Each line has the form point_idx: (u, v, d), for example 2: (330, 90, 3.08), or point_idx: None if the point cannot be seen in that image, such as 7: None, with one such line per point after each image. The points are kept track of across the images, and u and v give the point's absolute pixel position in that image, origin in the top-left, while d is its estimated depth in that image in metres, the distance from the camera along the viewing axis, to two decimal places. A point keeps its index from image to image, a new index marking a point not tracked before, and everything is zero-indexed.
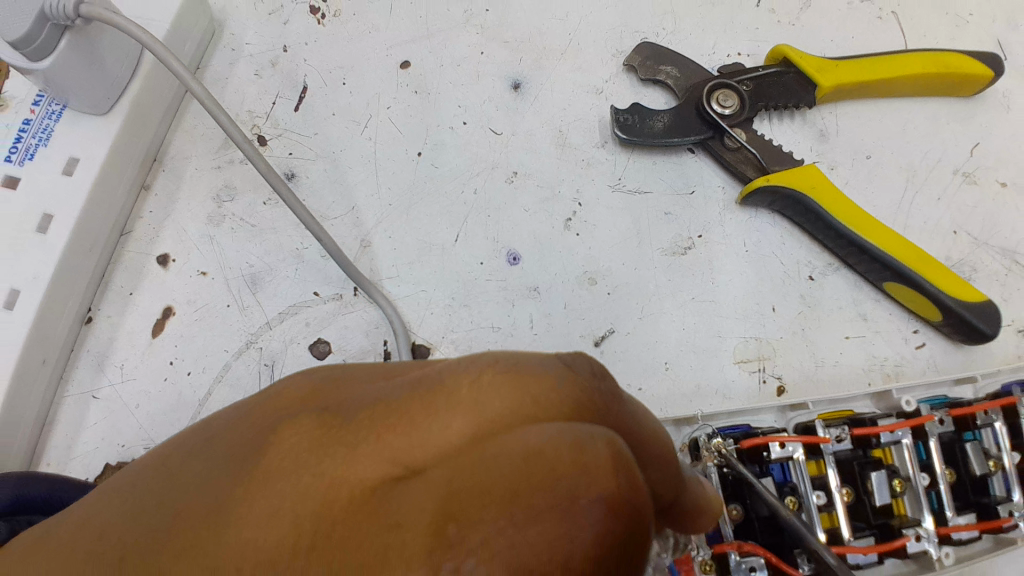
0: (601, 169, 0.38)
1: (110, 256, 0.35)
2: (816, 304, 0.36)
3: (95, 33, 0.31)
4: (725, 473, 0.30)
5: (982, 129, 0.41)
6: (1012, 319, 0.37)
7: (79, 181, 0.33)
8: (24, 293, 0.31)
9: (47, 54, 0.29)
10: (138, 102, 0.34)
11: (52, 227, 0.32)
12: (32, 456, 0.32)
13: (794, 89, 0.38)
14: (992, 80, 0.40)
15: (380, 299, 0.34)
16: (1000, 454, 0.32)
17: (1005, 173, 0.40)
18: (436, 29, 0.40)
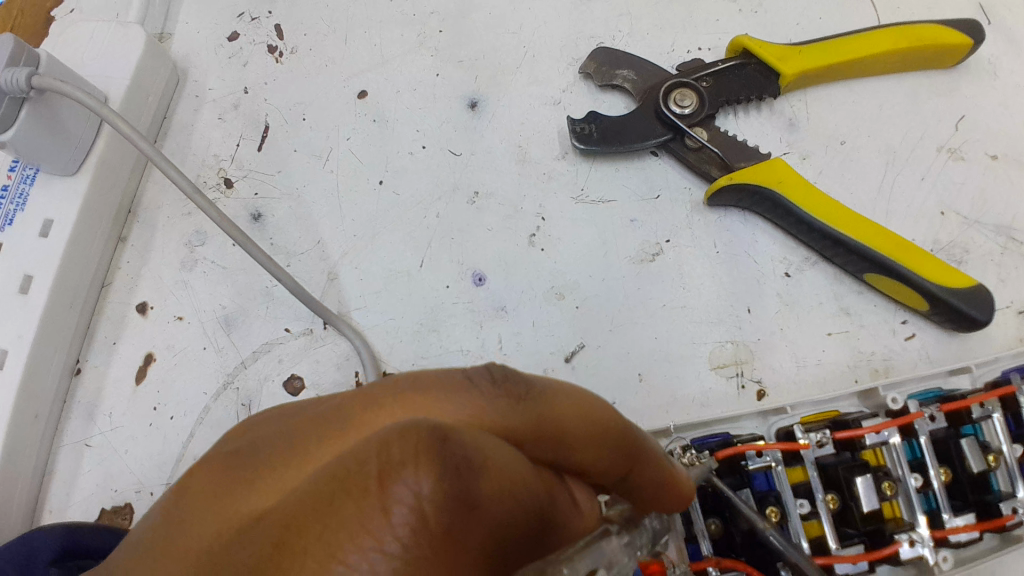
0: (563, 181, 0.37)
1: (93, 308, 0.37)
2: (795, 301, 0.35)
3: (53, 102, 0.33)
4: (702, 487, 0.29)
5: (966, 101, 0.38)
6: (1010, 301, 0.35)
7: (55, 241, 0.34)
8: (12, 352, 0.33)
9: (9, 126, 0.31)
10: (105, 160, 0.36)
11: (33, 287, 0.34)
12: (34, 505, 0.34)
13: (757, 80, 0.37)
14: (974, 48, 0.37)
15: (347, 330, 0.34)
16: (1001, 447, 0.30)
17: (994, 145, 0.38)
18: (391, 55, 0.40)
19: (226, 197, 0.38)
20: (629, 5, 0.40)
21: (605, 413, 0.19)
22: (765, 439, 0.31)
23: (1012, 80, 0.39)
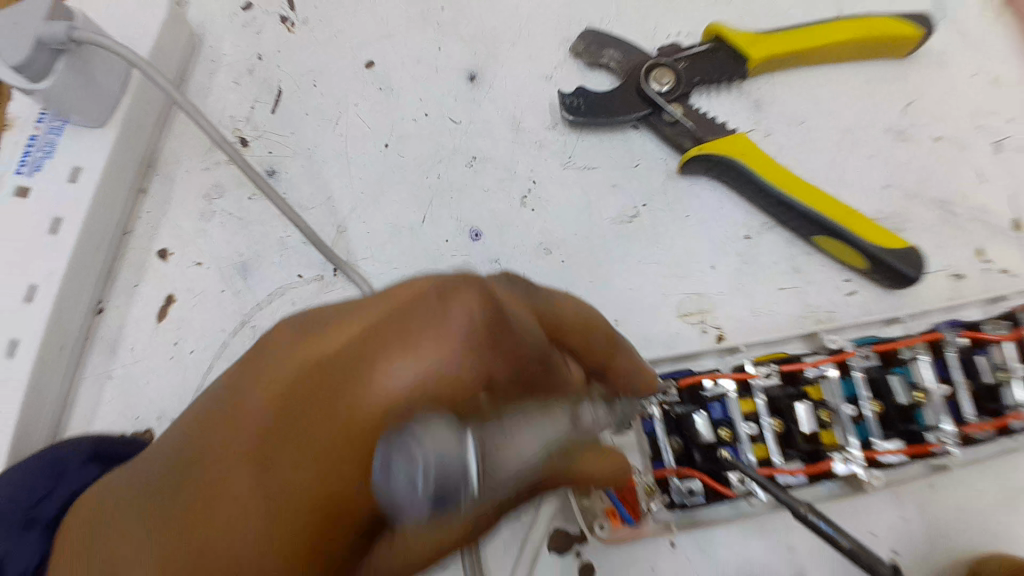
0: (552, 149, 0.41)
1: (115, 253, 0.39)
2: (754, 260, 0.39)
3: (87, 56, 0.35)
4: (667, 410, 0.34)
5: (910, 91, 0.43)
6: (938, 265, 0.40)
7: (83, 187, 0.37)
8: (42, 288, 0.35)
9: (47, 76, 0.34)
10: (130, 114, 0.38)
11: (61, 229, 0.36)
12: (60, 430, 0.37)
13: (727, 64, 0.41)
14: (919, 42, 0.42)
15: (356, 277, 0.37)
16: (930, 386, 0.35)
17: (932, 130, 0.43)
18: (397, 30, 0.44)
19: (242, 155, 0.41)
20: None
21: (595, 321, 0.25)
22: (720, 372, 0.35)
23: (951, 74, 0.44)
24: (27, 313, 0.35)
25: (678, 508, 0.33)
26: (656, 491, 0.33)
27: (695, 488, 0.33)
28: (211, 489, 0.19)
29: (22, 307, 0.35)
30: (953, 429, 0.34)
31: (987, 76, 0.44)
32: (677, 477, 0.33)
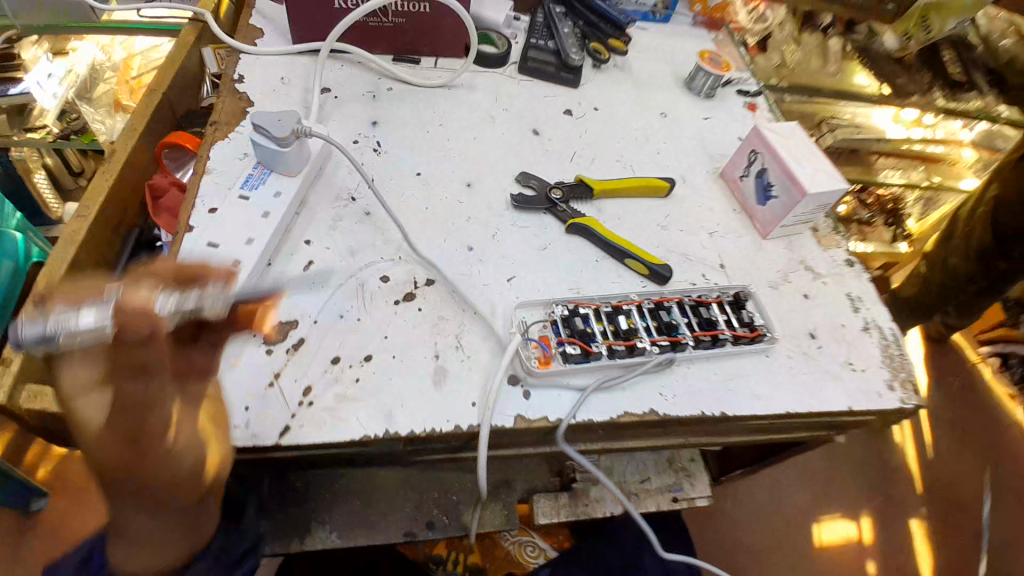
0: (506, 217, 0.84)
1: (280, 237, 0.74)
2: (603, 270, 0.81)
3: (303, 143, 0.77)
4: (563, 316, 0.73)
5: (672, 210, 0.93)
6: (690, 278, 0.84)
7: (281, 199, 0.74)
8: (256, 242, 0.70)
9: (289, 145, 0.73)
10: (308, 171, 0.78)
11: (268, 216, 0.73)
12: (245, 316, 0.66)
13: (585, 190, 0.89)
14: (668, 188, 0.93)
15: (420, 256, 0.76)
16: (677, 317, 0.77)
17: (682, 226, 0.91)
18: (430, 161, 0.88)
19: (352, 203, 0.80)
20: (537, 161, 0.93)
21: None
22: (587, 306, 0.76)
23: (690, 204, 0.94)
24: (249, 250, 0.70)
25: (567, 357, 0.69)
26: (557, 346, 0.70)
27: (574, 347, 0.70)
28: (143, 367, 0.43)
29: (247, 246, 0.70)
30: (688, 336, 0.75)
31: (707, 208, 0.95)
32: (566, 342, 0.70)
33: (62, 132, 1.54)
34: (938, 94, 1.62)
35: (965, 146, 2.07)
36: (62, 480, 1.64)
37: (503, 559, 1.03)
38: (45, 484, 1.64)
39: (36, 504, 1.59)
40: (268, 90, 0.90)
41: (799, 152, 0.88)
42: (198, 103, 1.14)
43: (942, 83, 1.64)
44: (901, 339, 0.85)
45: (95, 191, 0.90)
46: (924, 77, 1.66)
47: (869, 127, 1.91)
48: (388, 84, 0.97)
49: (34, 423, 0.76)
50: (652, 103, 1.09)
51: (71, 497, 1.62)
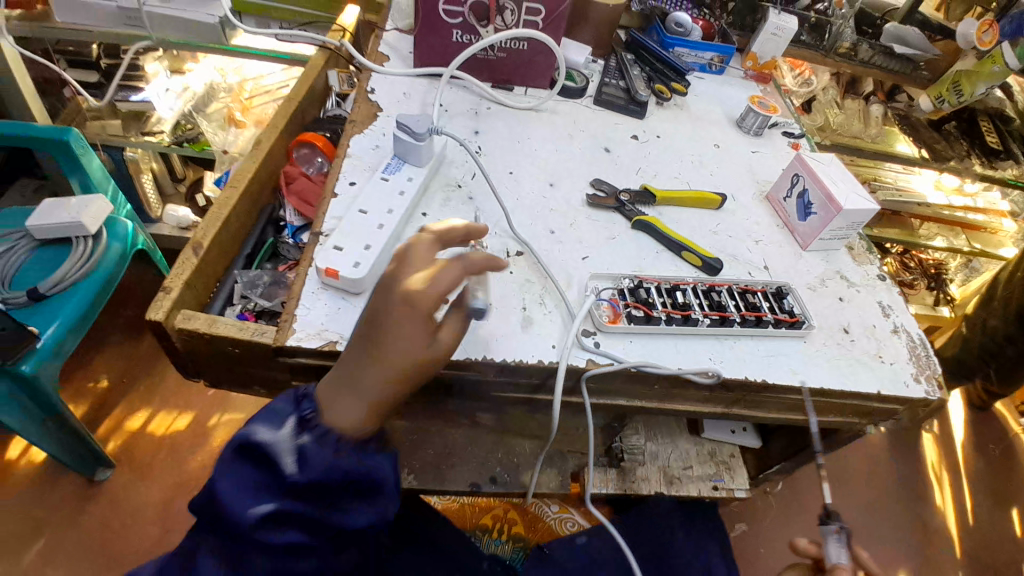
0: (582, 212, 1.00)
1: (410, 212, 0.90)
2: (663, 259, 0.96)
3: (432, 140, 0.94)
4: (629, 287, 0.88)
5: (722, 220, 1.07)
6: (736, 274, 0.97)
7: (411, 182, 0.91)
8: (395, 212, 0.86)
9: (423, 140, 0.91)
10: (432, 161, 0.96)
11: (403, 194, 0.89)
12: (381, 264, 0.82)
13: (649, 196, 1.05)
14: (720, 202, 1.08)
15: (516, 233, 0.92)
16: (726, 299, 0.89)
17: (730, 233, 1.05)
18: (520, 164, 1.06)
19: (461, 189, 0.97)
20: (608, 173, 1.10)
21: None
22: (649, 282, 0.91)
23: (737, 217, 1.09)
24: (388, 217, 0.85)
25: (630, 317, 0.83)
26: (624, 307, 0.85)
27: (636, 309, 0.84)
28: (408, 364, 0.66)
29: (388, 215, 0.85)
30: (734, 313, 0.87)
31: (754, 221, 1.09)
32: (632, 306, 0.84)
33: (175, 139, 1.78)
34: (976, 162, 1.79)
35: (1006, 216, 2.15)
36: (130, 454, 1.75)
37: (544, 531, 1.19)
38: (113, 457, 1.74)
39: (102, 474, 1.69)
40: (393, 101, 1.11)
41: (836, 178, 1.03)
42: (321, 114, 1.36)
43: (979, 153, 1.81)
44: (927, 343, 0.96)
45: (244, 171, 1.10)
46: (962, 145, 1.83)
47: (910, 190, 2.00)
48: (487, 104, 1.17)
49: (172, 344, 0.92)
50: (708, 135, 1.26)
51: (137, 468, 1.74)
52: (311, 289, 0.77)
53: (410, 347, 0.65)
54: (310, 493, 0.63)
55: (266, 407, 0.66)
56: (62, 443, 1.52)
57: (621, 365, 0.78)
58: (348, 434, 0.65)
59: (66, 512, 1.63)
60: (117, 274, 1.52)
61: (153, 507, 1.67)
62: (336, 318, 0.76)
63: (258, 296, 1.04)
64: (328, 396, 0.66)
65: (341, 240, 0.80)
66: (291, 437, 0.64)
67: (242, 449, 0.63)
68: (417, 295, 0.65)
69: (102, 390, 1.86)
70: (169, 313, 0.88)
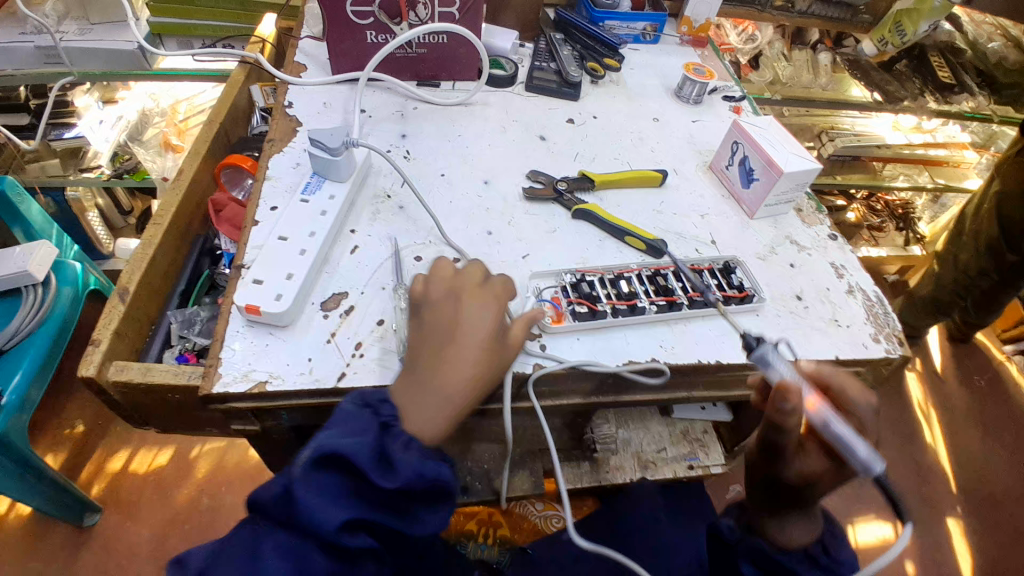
0: (520, 207, 0.97)
1: (336, 232, 0.86)
2: (604, 247, 0.93)
3: (351, 153, 0.89)
4: (572, 282, 0.86)
5: (666, 197, 1.05)
6: (682, 253, 0.95)
7: (334, 201, 0.86)
8: (317, 234, 0.81)
9: (341, 154, 0.86)
10: (355, 175, 0.91)
11: (326, 214, 0.84)
12: (307, 292, 0.78)
13: (587, 182, 1.02)
14: (662, 178, 1.05)
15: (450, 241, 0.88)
16: (672, 282, 0.88)
17: (675, 210, 1.03)
18: (451, 165, 1.02)
19: (389, 200, 0.93)
20: (545, 162, 1.07)
21: None
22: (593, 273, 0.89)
23: (681, 192, 1.06)
24: (311, 242, 0.81)
25: (575, 314, 0.81)
26: (568, 303, 0.83)
27: (581, 305, 0.82)
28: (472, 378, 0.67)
29: (310, 238, 0.81)
30: (682, 296, 0.86)
31: (699, 194, 1.07)
32: (575, 303, 0.82)
33: (114, 172, 1.65)
34: (930, 99, 1.77)
35: (968, 147, 2.17)
36: (117, 494, 1.68)
37: (530, 531, 1.12)
38: (100, 500, 1.66)
39: (90, 519, 1.61)
40: (313, 113, 1.06)
41: (774, 141, 1.00)
42: (248, 133, 1.31)
43: (932, 89, 1.79)
44: (883, 300, 0.96)
45: (168, 204, 1.04)
46: (914, 84, 1.81)
47: (868, 134, 1.99)
48: (414, 104, 1.12)
49: (110, 399, 0.87)
50: (646, 109, 1.23)
51: (122, 508, 1.66)
52: (235, 329, 0.73)
53: (483, 350, 0.68)
54: (381, 497, 0.63)
55: (339, 416, 0.65)
56: (45, 494, 1.45)
57: (556, 367, 0.76)
58: (427, 441, 0.65)
59: (59, 563, 1.56)
60: (74, 317, 1.44)
61: (144, 549, 1.60)
62: (263, 355, 0.72)
63: (195, 334, 0.98)
64: (403, 405, 0.66)
65: (261, 272, 0.76)
66: (374, 444, 0.62)
67: (323, 459, 0.62)
68: (483, 305, 0.70)
69: (78, 436, 1.78)
70: (101, 367, 0.83)
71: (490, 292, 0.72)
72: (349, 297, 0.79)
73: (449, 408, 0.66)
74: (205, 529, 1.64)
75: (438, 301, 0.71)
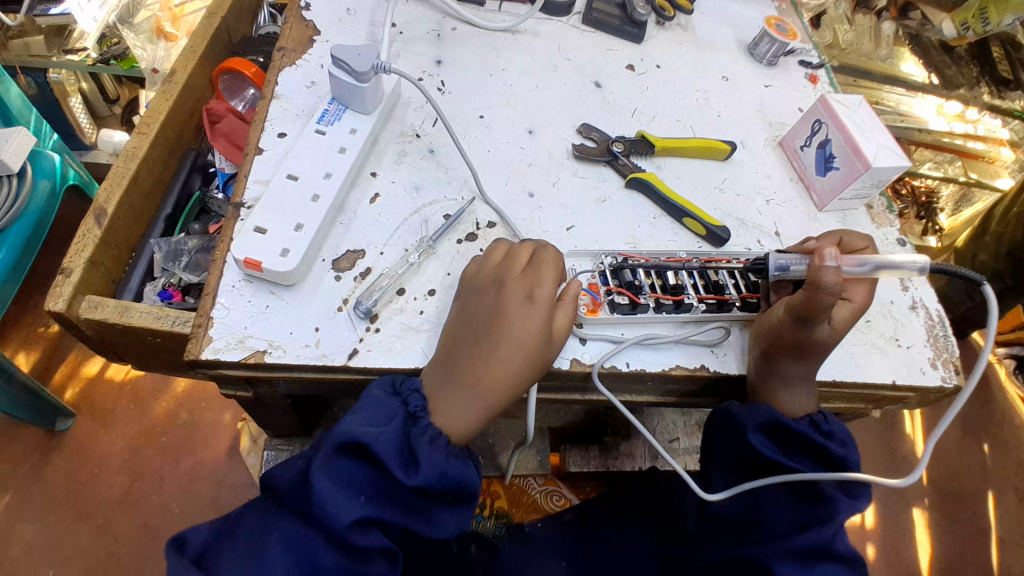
0: (567, 167, 0.84)
1: (354, 174, 0.73)
2: (658, 227, 0.81)
3: (379, 79, 0.74)
4: (613, 265, 0.74)
5: (729, 173, 0.92)
6: (741, 244, 0.84)
7: (356, 137, 0.72)
8: (333, 177, 0.69)
9: (368, 80, 0.71)
10: (382, 106, 0.77)
11: (346, 152, 0.71)
12: (317, 246, 0.66)
13: (645, 146, 0.88)
14: (729, 150, 0.91)
15: (488, 200, 0.76)
16: (723, 277, 0.76)
17: (737, 191, 0.90)
18: (491, 105, 0.87)
19: (418, 140, 0.79)
20: (597, 117, 0.92)
21: None
22: (636, 255, 0.77)
23: (748, 170, 0.94)
24: (325, 185, 0.68)
25: (612, 307, 0.70)
26: (603, 291, 0.71)
27: (620, 296, 0.70)
28: (513, 382, 0.56)
29: (325, 181, 0.68)
30: (733, 296, 0.73)
31: (766, 174, 0.94)
32: (615, 293, 0.71)
33: (100, 57, 1.44)
34: (984, 91, 1.59)
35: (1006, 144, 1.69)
36: (92, 401, 1.53)
37: (529, 506, 1.01)
38: (72, 405, 1.52)
39: (61, 424, 1.47)
40: (333, 20, 0.89)
41: (864, 125, 0.86)
42: (253, 34, 1.12)
43: (989, 80, 1.61)
44: (945, 320, 0.86)
45: (155, 110, 0.89)
46: (972, 71, 1.63)
47: (913, 115, 1.57)
48: (452, 24, 0.95)
49: (81, 335, 0.76)
50: (715, 65, 1.07)
51: (98, 415, 1.51)
52: (230, 284, 0.62)
53: (533, 348, 0.56)
54: (402, 495, 0.52)
55: (363, 399, 0.55)
56: (12, 396, 1.30)
57: (596, 365, 0.66)
58: (455, 439, 0.55)
59: (29, 465, 1.43)
60: (50, 215, 1.32)
61: (117, 457, 1.47)
62: (263, 319, 0.61)
63: (181, 269, 0.86)
64: (434, 391, 0.56)
65: (263, 218, 0.64)
66: (398, 436, 0.53)
67: (345, 446, 0.51)
68: (535, 295, 0.58)
69: (53, 335, 1.59)
70: (73, 301, 0.72)
71: (544, 276, 0.59)
72: (366, 256, 0.67)
73: (480, 406, 0.56)
74: (179, 446, 1.51)
75: (485, 283, 0.60)
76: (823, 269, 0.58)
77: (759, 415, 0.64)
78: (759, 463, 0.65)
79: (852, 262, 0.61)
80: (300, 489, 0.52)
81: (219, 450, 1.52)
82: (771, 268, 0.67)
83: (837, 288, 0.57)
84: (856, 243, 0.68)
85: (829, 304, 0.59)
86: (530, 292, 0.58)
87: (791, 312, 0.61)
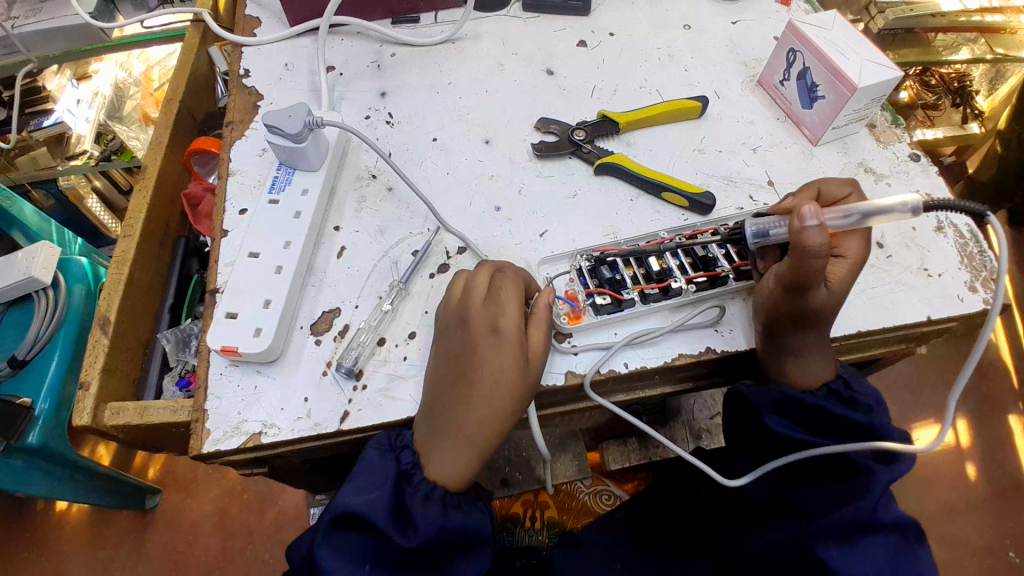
0: (531, 169, 0.81)
1: (317, 233, 0.73)
2: (636, 209, 0.77)
3: (319, 134, 0.74)
4: (591, 263, 0.71)
5: (707, 130, 0.86)
6: (732, 204, 0.79)
7: (309, 197, 0.72)
8: (294, 243, 0.69)
9: (304, 139, 0.71)
10: (331, 158, 0.76)
11: (302, 216, 0.71)
12: (292, 316, 0.67)
13: (609, 126, 0.84)
14: (701, 107, 0.85)
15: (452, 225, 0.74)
16: (712, 248, 0.70)
17: (719, 147, 0.84)
18: (442, 124, 0.85)
19: (374, 180, 0.78)
20: (556, 107, 0.88)
21: None
22: (616, 246, 0.73)
23: (727, 120, 0.87)
24: (288, 253, 0.68)
25: (596, 309, 0.67)
26: (583, 296, 0.68)
27: (603, 297, 0.67)
28: (496, 416, 0.54)
29: (286, 250, 0.68)
30: (726, 267, 0.68)
31: (748, 120, 0.88)
32: (596, 294, 0.67)
33: (102, 154, 1.39)
34: None
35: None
36: (172, 475, 1.62)
37: (580, 511, 0.99)
38: (157, 482, 1.61)
39: (151, 501, 1.57)
40: (273, 80, 0.89)
41: (844, 44, 0.78)
42: (215, 106, 1.14)
43: None
44: (979, 235, 0.77)
45: (136, 208, 0.92)
46: None
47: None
48: (391, 50, 0.93)
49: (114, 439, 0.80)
50: (675, 14, 1.00)
51: (180, 486, 1.61)
52: (218, 372, 0.64)
53: (510, 380, 0.54)
54: (407, 556, 0.53)
55: (359, 463, 0.56)
56: (99, 489, 1.34)
57: (591, 373, 0.64)
58: (451, 487, 0.54)
59: (128, 545, 1.54)
60: None
61: (203, 523, 1.56)
62: (253, 401, 0.62)
63: (189, 355, 0.90)
64: (423, 444, 0.56)
65: (234, 301, 0.65)
66: (392, 499, 0.53)
67: (340, 518, 0.53)
68: (500, 327, 0.56)
69: None
70: (96, 412, 0.75)
71: (506, 304, 0.57)
72: (342, 314, 0.67)
73: (467, 450, 0.54)
74: (254, 502, 1.59)
75: (451, 319, 0.58)
76: (805, 230, 0.54)
77: (770, 394, 0.61)
78: (777, 442, 0.61)
79: (836, 214, 0.58)
80: (312, 566, 0.53)
81: (290, 499, 1.59)
82: (751, 237, 0.66)
83: (824, 248, 0.54)
84: (834, 190, 0.64)
85: (821, 265, 0.55)
86: (493, 323, 0.56)
87: (783, 282, 0.58)
